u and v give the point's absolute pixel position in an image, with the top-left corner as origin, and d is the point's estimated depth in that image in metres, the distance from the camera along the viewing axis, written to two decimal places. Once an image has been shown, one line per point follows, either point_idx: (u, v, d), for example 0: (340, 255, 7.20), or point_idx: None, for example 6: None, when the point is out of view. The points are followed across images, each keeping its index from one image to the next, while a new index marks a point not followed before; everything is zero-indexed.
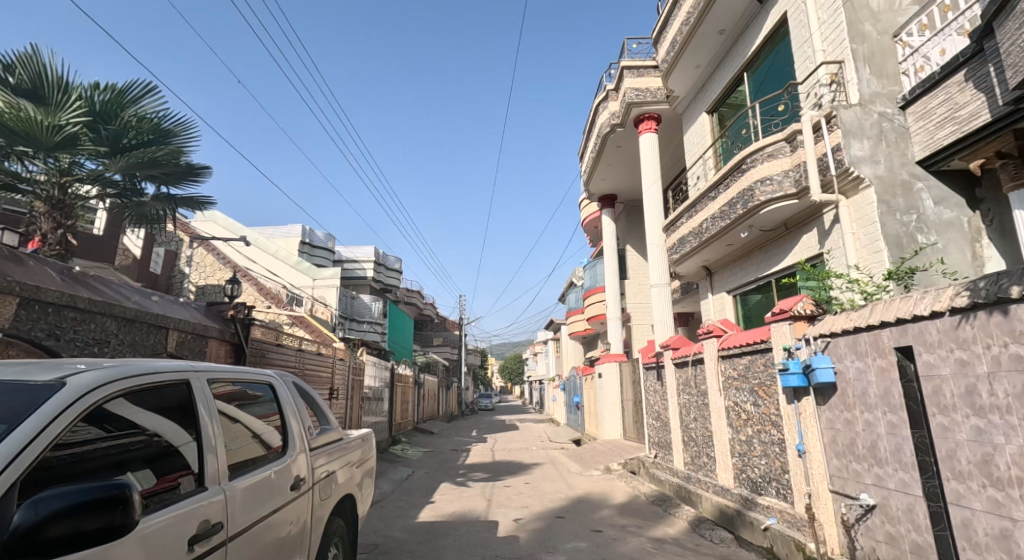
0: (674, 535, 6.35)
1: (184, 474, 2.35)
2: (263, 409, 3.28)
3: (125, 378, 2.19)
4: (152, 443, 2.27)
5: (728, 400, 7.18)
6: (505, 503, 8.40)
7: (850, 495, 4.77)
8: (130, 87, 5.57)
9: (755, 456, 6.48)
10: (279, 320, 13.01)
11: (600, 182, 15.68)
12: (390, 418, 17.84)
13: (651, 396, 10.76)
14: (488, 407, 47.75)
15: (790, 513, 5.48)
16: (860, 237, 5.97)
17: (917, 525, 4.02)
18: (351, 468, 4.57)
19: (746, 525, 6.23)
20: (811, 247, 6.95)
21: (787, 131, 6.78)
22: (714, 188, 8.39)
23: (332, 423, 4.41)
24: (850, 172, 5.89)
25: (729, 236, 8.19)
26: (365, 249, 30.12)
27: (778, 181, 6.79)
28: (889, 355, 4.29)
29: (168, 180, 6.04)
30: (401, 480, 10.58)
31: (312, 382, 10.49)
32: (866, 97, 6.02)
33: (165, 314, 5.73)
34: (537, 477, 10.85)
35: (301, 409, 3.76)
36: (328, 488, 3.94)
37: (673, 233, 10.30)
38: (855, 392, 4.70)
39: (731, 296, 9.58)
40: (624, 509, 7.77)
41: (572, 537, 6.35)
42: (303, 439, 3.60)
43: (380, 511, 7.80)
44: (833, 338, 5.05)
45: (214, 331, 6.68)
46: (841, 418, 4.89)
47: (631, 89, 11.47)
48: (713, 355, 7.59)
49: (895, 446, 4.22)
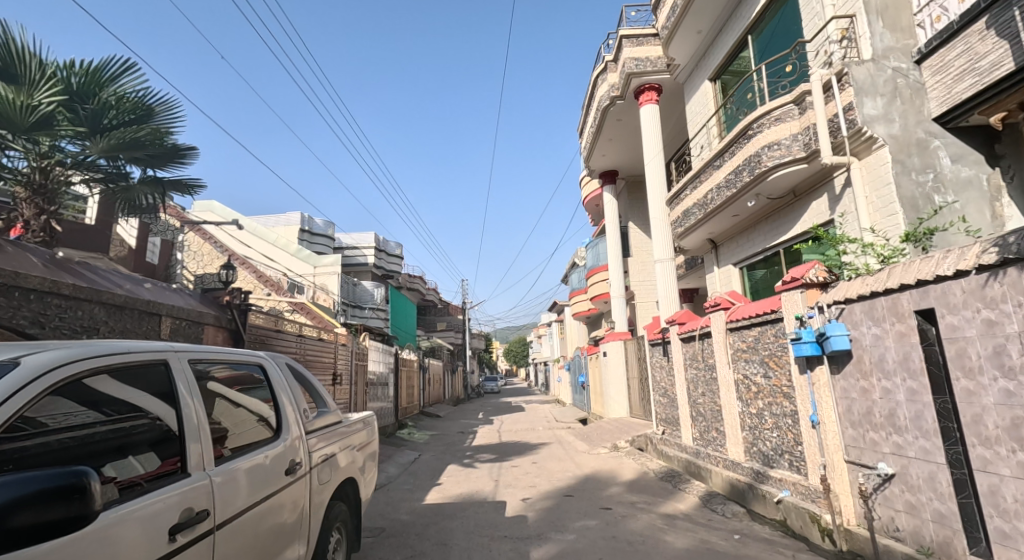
0: (685, 511, 6.25)
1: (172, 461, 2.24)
2: (253, 393, 3.11)
3: (96, 357, 2.04)
4: (155, 427, 2.28)
5: (737, 373, 7.02)
6: (513, 483, 8.32)
7: (866, 465, 4.62)
8: (108, 64, 5.32)
9: (766, 429, 6.34)
10: (279, 307, 12.87)
11: (601, 157, 15.36)
12: (395, 403, 17.81)
13: (657, 372, 10.63)
14: (494, 390, 47.99)
15: (804, 485, 5.36)
16: (874, 200, 5.75)
17: (939, 494, 3.86)
18: (351, 451, 4.42)
19: (758, 499, 6.12)
20: (821, 214, 6.72)
21: (796, 92, 6.51)
22: (719, 156, 8.12)
23: (330, 404, 4.25)
24: (863, 132, 5.65)
25: (735, 206, 7.96)
26: (365, 235, 29.92)
27: (787, 145, 6.54)
28: (909, 320, 4.10)
29: (153, 162, 5.84)
30: (408, 463, 10.53)
31: (315, 368, 10.38)
32: (879, 52, 5.75)
33: (157, 301, 5.58)
34: (545, 456, 10.79)
35: (296, 391, 3.58)
36: (327, 473, 3.79)
37: (676, 206, 10.04)
38: (872, 359, 4.53)
39: (737, 268, 9.37)
40: (634, 486, 7.67)
41: (581, 515, 6.26)
42: (297, 421, 3.42)
43: (387, 494, 7.72)
44: (848, 304, 4.86)
45: (210, 317, 6.52)
46: (857, 387, 4.72)
47: (631, 59, 11.12)
48: (720, 328, 7.42)
49: (915, 413, 4.05)
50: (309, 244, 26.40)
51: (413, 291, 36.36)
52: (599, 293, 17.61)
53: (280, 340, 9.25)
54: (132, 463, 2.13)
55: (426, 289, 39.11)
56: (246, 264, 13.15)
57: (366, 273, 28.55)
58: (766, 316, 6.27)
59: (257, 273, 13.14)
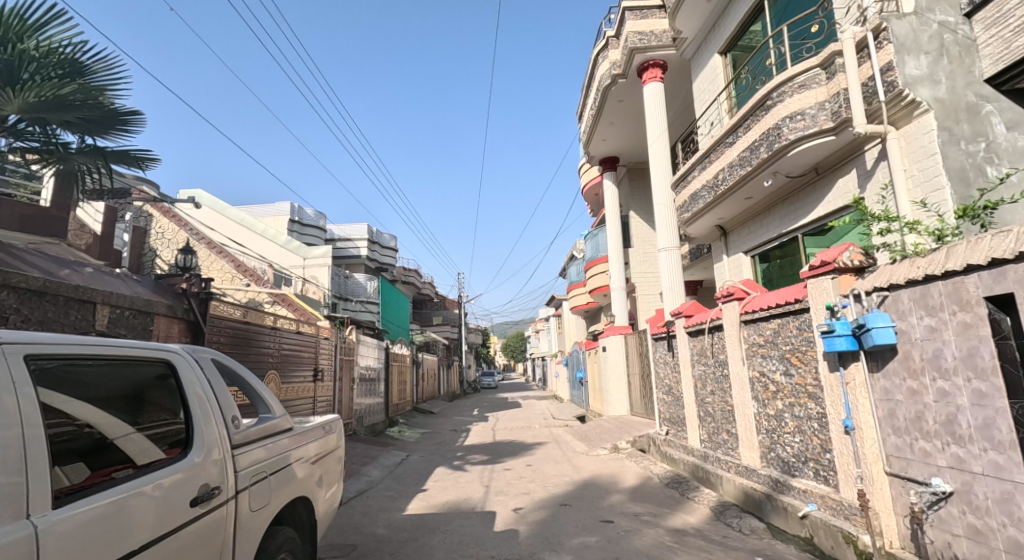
0: (695, 525, 5.56)
1: (119, 468, 2.17)
2: (161, 397, 2.55)
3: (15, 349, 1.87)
4: (82, 436, 2.11)
5: (753, 370, 6.32)
6: (505, 489, 7.63)
7: (915, 479, 3.93)
8: (32, 10, 4.56)
9: (787, 433, 5.64)
10: (259, 298, 12.14)
11: (601, 142, 14.61)
12: (386, 399, 17.11)
13: (661, 369, 9.92)
14: (490, 385, 47.31)
15: (835, 499, 4.67)
16: (914, 174, 5.05)
17: (1016, 519, 3.18)
18: (304, 465, 3.67)
19: (778, 512, 5.43)
20: (850, 193, 6.01)
21: (823, 55, 5.79)
22: (731, 133, 7.40)
23: (275, 410, 3.50)
24: (905, 96, 4.93)
25: (747, 188, 7.30)
26: (358, 227, 29.16)
27: (812, 115, 5.83)
28: (977, 308, 3.40)
29: (89, 127, 5.12)
30: (394, 465, 9.83)
31: (293, 363, 9.68)
32: (923, 5, 5.05)
33: (90, 286, 4.89)
34: (540, 458, 10.09)
35: (221, 393, 2.87)
36: (266, 491, 3.06)
37: (682, 191, 9.34)
38: (924, 355, 3.83)
39: (748, 256, 8.67)
40: (637, 493, 6.98)
41: (579, 529, 5.57)
42: (214, 430, 2.68)
43: (365, 503, 7.02)
44: (893, 292, 4.15)
45: (161, 306, 5.81)
46: (904, 388, 4.02)
47: (634, 33, 10.38)
48: (733, 320, 6.72)
49: (984, 421, 3.36)
50: (300, 236, 25.63)
51: (408, 285, 35.51)
52: (599, 286, 16.89)
53: (252, 332, 8.42)
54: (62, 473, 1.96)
55: (421, 283, 38.24)
56: (224, 253, 12.29)
57: (359, 265, 27.78)
58: (790, 307, 5.56)
59: (234, 263, 12.25)
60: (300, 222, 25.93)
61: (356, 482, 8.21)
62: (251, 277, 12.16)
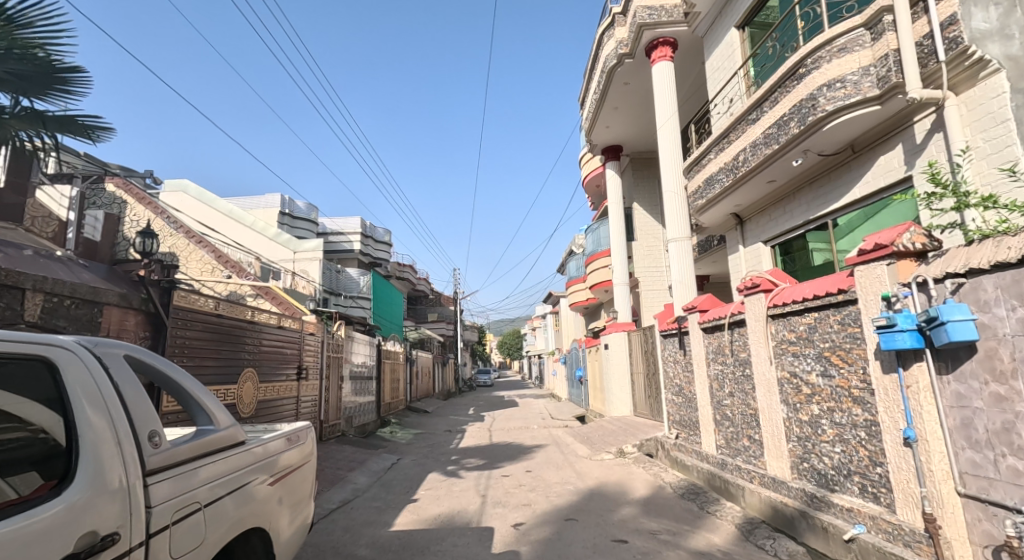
0: (721, 547, 4.89)
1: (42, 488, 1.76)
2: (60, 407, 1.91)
3: None
4: (34, 442, 1.85)
5: (782, 370, 5.65)
6: (504, 500, 6.95)
7: (1000, 504, 3.27)
8: None
9: (825, 442, 4.97)
10: (241, 291, 11.42)
11: (603, 130, 13.93)
12: (378, 398, 16.39)
13: (670, 368, 9.25)
14: (486, 383, 46.57)
15: (891, 522, 4.00)
16: (981, 146, 4.39)
17: None
18: (261, 488, 2.92)
19: (816, 533, 4.78)
20: (894, 171, 5.37)
21: (870, 12, 5.12)
22: (754, 108, 6.71)
23: (219, 422, 2.71)
24: (972, 53, 4.28)
25: (770, 170, 6.64)
26: (351, 220, 28.43)
27: (853, 82, 5.17)
28: None
29: (24, 87, 4.35)
30: (383, 470, 9.13)
31: (275, 360, 8.99)
32: None
33: (19, 270, 4.19)
34: (540, 463, 9.41)
35: (132, 398, 2.15)
36: (215, 513, 2.42)
37: (696, 176, 8.67)
38: (1015, 355, 3.18)
39: (768, 245, 8.01)
40: (650, 506, 6.32)
41: (589, 550, 4.89)
42: (112, 450, 1.93)
43: (348, 516, 6.33)
44: (972, 279, 3.47)
45: (111, 295, 5.08)
46: (986, 393, 3.36)
47: (643, 8, 9.72)
48: (758, 314, 6.05)
49: None
50: (291, 228, 24.82)
51: (403, 281, 34.70)
52: (600, 281, 16.20)
53: (228, 325, 7.62)
54: (6, 487, 1.73)
55: (416, 279, 37.47)
56: (203, 243, 11.49)
57: (352, 260, 27.02)
58: (830, 299, 4.86)
59: (215, 253, 11.44)
60: (291, 214, 25.10)
61: (340, 490, 7.51)
62: (233, 269, 11.38)
